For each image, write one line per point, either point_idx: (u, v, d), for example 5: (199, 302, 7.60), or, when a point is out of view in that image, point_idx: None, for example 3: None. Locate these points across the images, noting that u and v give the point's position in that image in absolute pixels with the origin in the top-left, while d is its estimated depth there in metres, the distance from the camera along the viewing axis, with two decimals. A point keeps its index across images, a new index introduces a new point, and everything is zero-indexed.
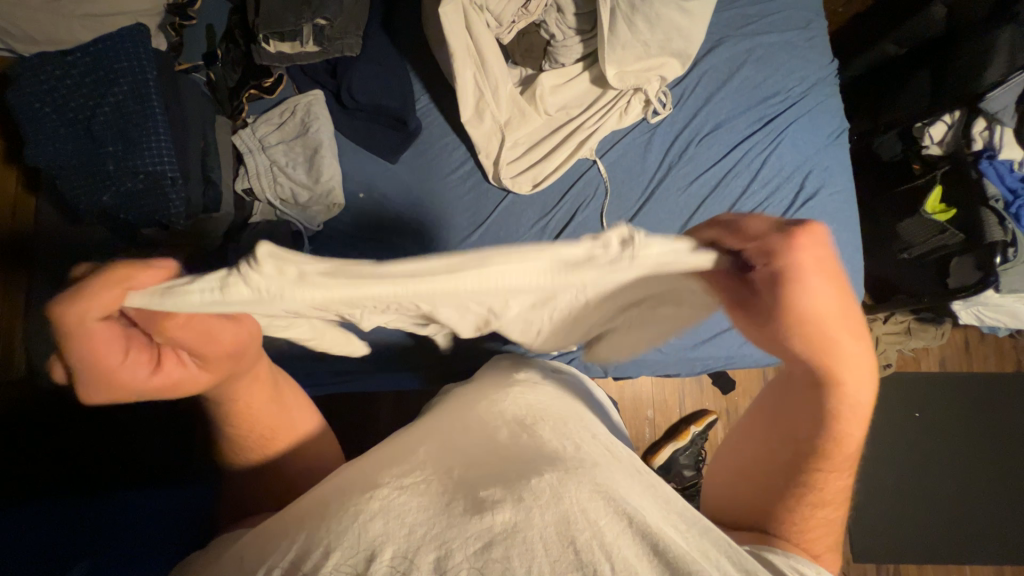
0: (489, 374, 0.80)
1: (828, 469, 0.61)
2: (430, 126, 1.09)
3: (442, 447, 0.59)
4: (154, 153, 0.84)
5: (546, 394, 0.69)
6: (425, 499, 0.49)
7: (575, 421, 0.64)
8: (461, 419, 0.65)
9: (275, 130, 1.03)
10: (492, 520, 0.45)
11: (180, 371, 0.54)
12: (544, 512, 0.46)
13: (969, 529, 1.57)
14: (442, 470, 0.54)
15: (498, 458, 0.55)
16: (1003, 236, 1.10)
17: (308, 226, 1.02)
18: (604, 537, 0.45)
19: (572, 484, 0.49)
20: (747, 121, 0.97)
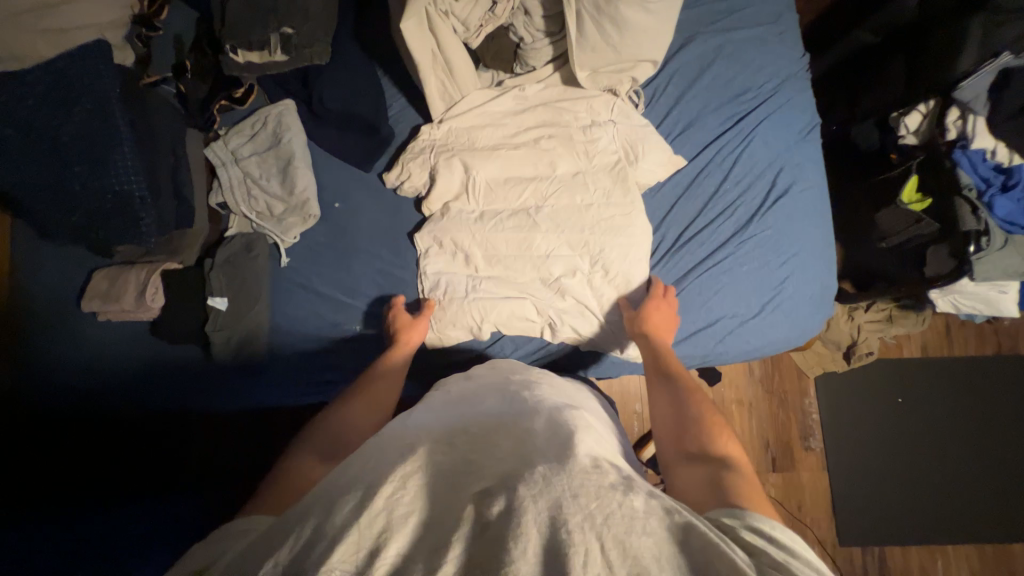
0: (483, 377, 0.80)
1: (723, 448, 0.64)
2: (403, 133, 1.08)
3: (445, 436, 0.58)
4: (120, 170, 0.84)
5: (546, 397, 0.71)
6: (430, 485, 0.50)
7: (574, 420, 0.65)
8: (462, 410, 0.66)
9: (247, 141, 1.03)
10: (488, 512, 0.46)
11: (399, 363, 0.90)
12: (535, 495, 0.47)
13: (952, 510, 1.60)
14: (446, 458, 0.54)
15: (494, 448, 0.57)
16: (975, 224, 1.11)
17: (285, 238, 1.02)
18: (595, 515, 0.45)
19: (565, 465, 0.51)
20: (718, 119, 0.97)
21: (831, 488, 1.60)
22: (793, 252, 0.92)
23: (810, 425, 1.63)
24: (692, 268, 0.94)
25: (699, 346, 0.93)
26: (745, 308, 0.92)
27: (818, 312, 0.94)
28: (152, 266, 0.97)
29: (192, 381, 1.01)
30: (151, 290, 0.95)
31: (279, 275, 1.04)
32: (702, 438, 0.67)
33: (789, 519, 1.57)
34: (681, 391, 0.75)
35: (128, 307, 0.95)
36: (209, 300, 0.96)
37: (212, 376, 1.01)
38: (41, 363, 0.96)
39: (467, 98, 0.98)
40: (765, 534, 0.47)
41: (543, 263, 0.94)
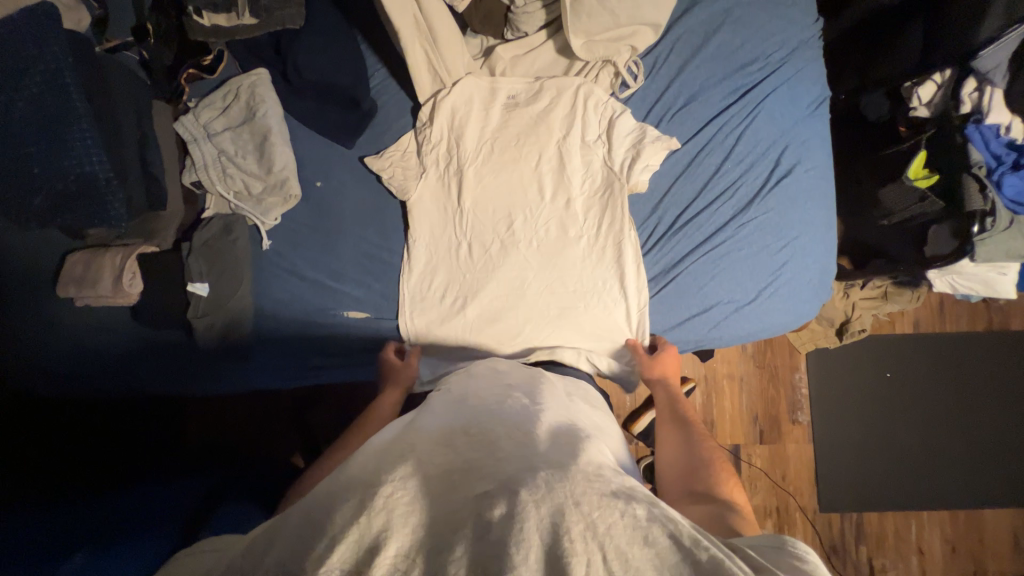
0: (479, 376, 0.78)
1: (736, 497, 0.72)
2: (387, 106, 1.02)
3: (446, 440, 0.57)
4: (81, 152, 0.79)
5: (544, 401, 0.70)
6: (429, 487, 0.49)
7: (571, 428, 0.64)
8: (461, 409, 0.65)
9: (219, 115, 0.96)
10: (490, 515, 0.44)
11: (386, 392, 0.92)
12: (537, 501, 0.46)
13: (931, 479, 1.65)
14: (446, 460, 0.53)
15: (496, 449, 0.54)
16: (982, 205, 1.09)
17: (264, 220, 0.98)
18: (597, 525, 0.45)
19: (568, 473, 0.50)
20: (722, 92, 0.90)
21: (816, 459, 1.65)
22: (794, 235, 0.89)
23: (799, 400, 1.66)
24: (689, 252, 0.91)
25: (691, 332, 0.93)
26: (741, 294, 0.90)
27: (815, 298, 0.92)
28: (126, 249, 0.92)
29: (179, 365, 0.99)
30: (129, 275, 0.91)
31: (262, 260, 1.00)
32: (712, 483, 0.75)
33: (774, 489, 1.62)
34: (694, 439, 0.84)
35: (104, 293, 0.90)
36: (190, 286, 0.93)
37: (197, 361, 0.99)
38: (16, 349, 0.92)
39: (456, 87, 0.93)
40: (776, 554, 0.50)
41: (525, 281, 0.94)
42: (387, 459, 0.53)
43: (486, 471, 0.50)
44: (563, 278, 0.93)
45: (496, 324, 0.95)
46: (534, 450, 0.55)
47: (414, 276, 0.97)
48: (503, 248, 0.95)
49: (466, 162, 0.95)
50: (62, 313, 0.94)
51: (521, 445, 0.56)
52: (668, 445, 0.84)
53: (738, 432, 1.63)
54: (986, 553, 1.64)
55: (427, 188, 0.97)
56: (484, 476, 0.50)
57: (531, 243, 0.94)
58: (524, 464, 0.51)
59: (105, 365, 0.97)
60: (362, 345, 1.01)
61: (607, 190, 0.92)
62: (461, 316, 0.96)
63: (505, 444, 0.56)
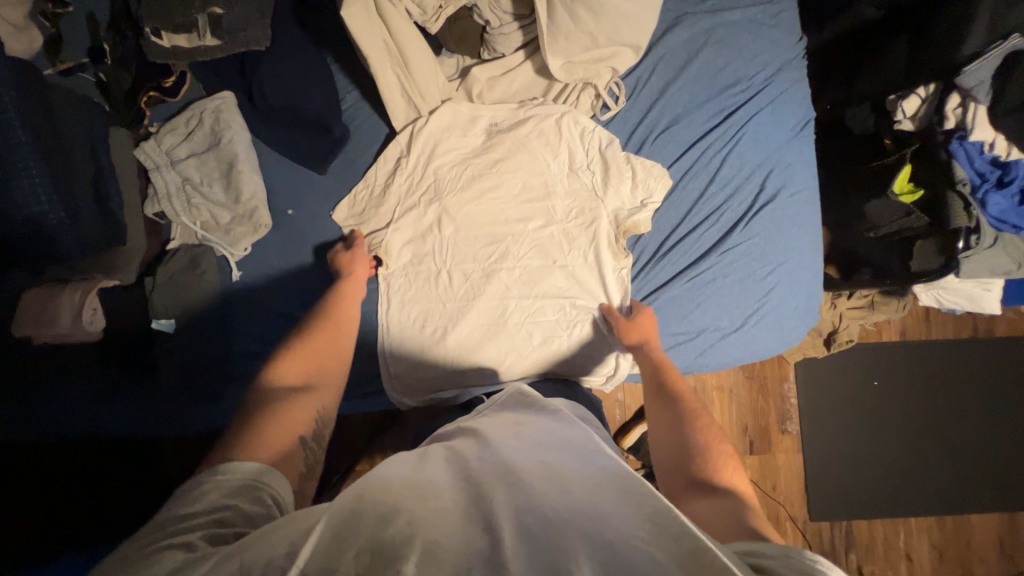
0: (490, 413, 0.74)
1: (729, 476, 0.69)
2: (359, 129, 0.97)
3: (455, 475, 0.54)
4: (29, 196, 0.75)
5: (550, 425, 0.67)
6: (440, 515, 0.46)
7: (582, 445, 0.61)
8: (469, 442, 0.62)
9: (182, 141, 0.91)
10: (503, 542, 0.42)
11: (348, 302, 0.86)
12: (544, 529, 0.44)
13: (916, 486, 1.66)
14: (456, 492, 0.50)
15: (511, 475, 0.51)
16: (967, 222, 1.08)
17: (233, 251, 0.93)
18: (609, 550, 0.42)
19: (580, 503, 0.48)
20: (705, 115, 0.88)
21: (805, 469, 1.65)
22: (779, 261, 0.87)
23: (788, 410, 1.66)
24: (673, 278, 0.89)
25: (677, 360, 0.90)
26: (728, 321, 0.88)
27: (802, 323, 0.90)
28: (87, 284, 0.85)
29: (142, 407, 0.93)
30: (90, 311, 0.84)
31: (232, 296, 0.95)
32: (709, 470, 0.70)
33: (764, 499, 1.63)
34: (682, 413, 0.77)
35: (63, 333, 0.83)
36: (156, 322, 0.92)
37: (162, 402, 0.94)
38: None
39: (433, 115, 0.90)
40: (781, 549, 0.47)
41: (505, 313, 0.92)
42: (376, 490, 0.50)
43: (494, 500, 0.48)
44: (544, 310, 0.91)
45: (477, 359, 0.92)
46: (542, 477, 0.52)
47: (392, 311, 0.93)
48: (484, 277, 0.92)
49: (445, 190, 0.92)
50: None
51: (533, 473, 0.53)
52: (657, 426, 0.78)
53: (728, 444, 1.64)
54: (972, 558, 1.65)
55: (405, 218, 0.93)
56: (494, 504, 0.47)
57: (513, 275, 0.91)
58: (530, 494, 0.49)
59: None
60: None
61: (591, 224, 0.89)
62: (442, 347, 0.93)
63: (514, 471, 0.52)
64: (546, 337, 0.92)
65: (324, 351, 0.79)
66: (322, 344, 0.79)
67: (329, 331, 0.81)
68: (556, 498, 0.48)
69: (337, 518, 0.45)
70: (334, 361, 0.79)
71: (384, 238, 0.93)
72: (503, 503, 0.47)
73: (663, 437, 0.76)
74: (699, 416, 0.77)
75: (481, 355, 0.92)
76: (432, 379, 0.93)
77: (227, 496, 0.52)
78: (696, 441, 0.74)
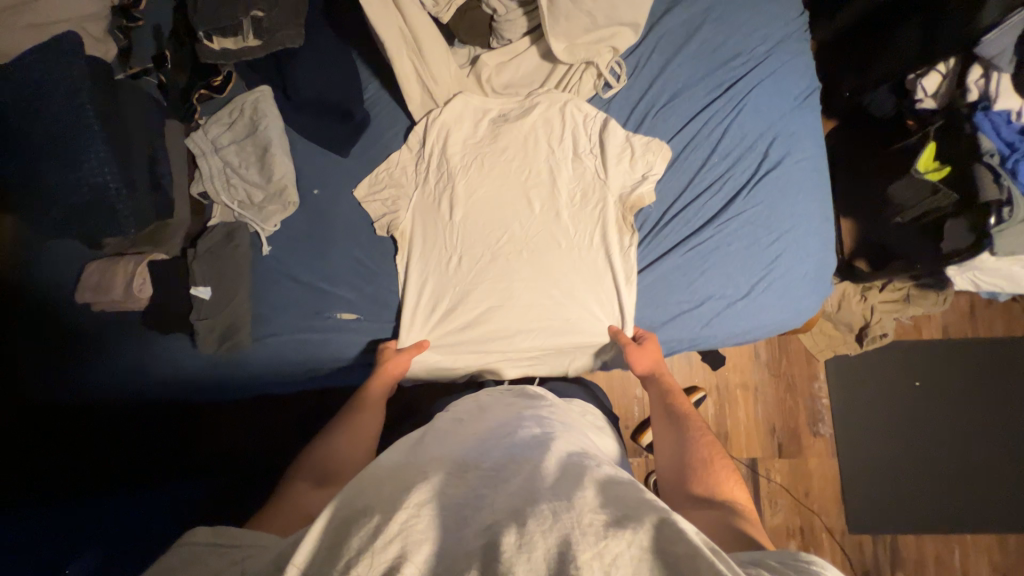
0: (493, 410, 0.79)
1: (727, 486, 0.75)
2: (380, 115, 1.06)
3: (458, 470, 0.59)
4: (94, 164, 0.86)
5: (551, 428, 0.72)
6: (443, 514, 0.51)
7: (578, 454, 0.65)
8: (473, 441, 0.68)
9: (225, 130, 1.02)
10: (502, 543, 0.47)
11: (385, 386, 0.91)
12: (545, 531, 0.48)
13: (972, 500, 1.51)
14: (458, 490, 0.55)
15: (509, 481, 0.56)
16: (998, 195, 1.02)
17: (264, 227, 1.02)
18: (605, 554, 0.46)
19: (575, 501, 0.51)
20: (705, 88, 0.90)
21: (842, 475, 1.54)
22: (786, 228, 0.86)
23: (820, 411, 1.57)
24: (675, 247, 0.89)
25: (682, 331, 0.90)
26: (733, 289, 0.87)
27: (813, 293, 0.89)
28: (138, 257, 0.98)
29: (173, 374, 1.05)
30: (138, 282, 0.96)
31: (262, 268, 1.03)
32: (709, 481, 0.77)
33: (796, 506, 1.53)
34: (686, 431, 0.85)
35: (116, 298, 0.97)
36: (192, 289, 0.96)
37: (187, 371, 1.04)
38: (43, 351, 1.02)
39: (446, 108, 0.97)
40: (779, 555, 0.53)
41: (511, 286, 0.94)
42: (389, 482, 0.55)
43: (492, 510, 0.52)
44: (548, 279, 0.93)
45: (484, 329, 0.95)
46: (542, 479, 0.56)
47: (406, 284, 0.98)
48: (493, 248, 0.95)
49: (455, 169, 0.98)
50: (85, 310, 1.04)
51: (529, 475, 0.57)
52: (663, 442, 0.85)
53: (754, 446, 1.56)
54: None
55: (421, 200, 1.00)
56: (493, 509, 0.52)
57: (521, 251, 0.94)
58: (526, 497, 0.53)
59: (109, 371, 1.04)
60: (354, 348, 1.01)
61: (598, 205, 0.92)
62: (451, 316, 0.96)
63: (511, 479, 0.57)
64: (551, 307, 0.93)
65: (359, 425, 0.85)
66: (362, 427, 0.84)
67: (367, 410, 0.87)
68: (549, 494, 0.53)
69: (351, 511, 0.50)
70: (366, 442, 0.83)
71: (399, 212, 0.99)
72: (502, 508, 0.52)
73: (666, 452, 0.84)
74: (701, 433, 0.85)
75: (489, 326, 0.95)
76: (441, 349, 0.96)
77: (220, 537, 0.60)
78: (699, 455, 0.81)
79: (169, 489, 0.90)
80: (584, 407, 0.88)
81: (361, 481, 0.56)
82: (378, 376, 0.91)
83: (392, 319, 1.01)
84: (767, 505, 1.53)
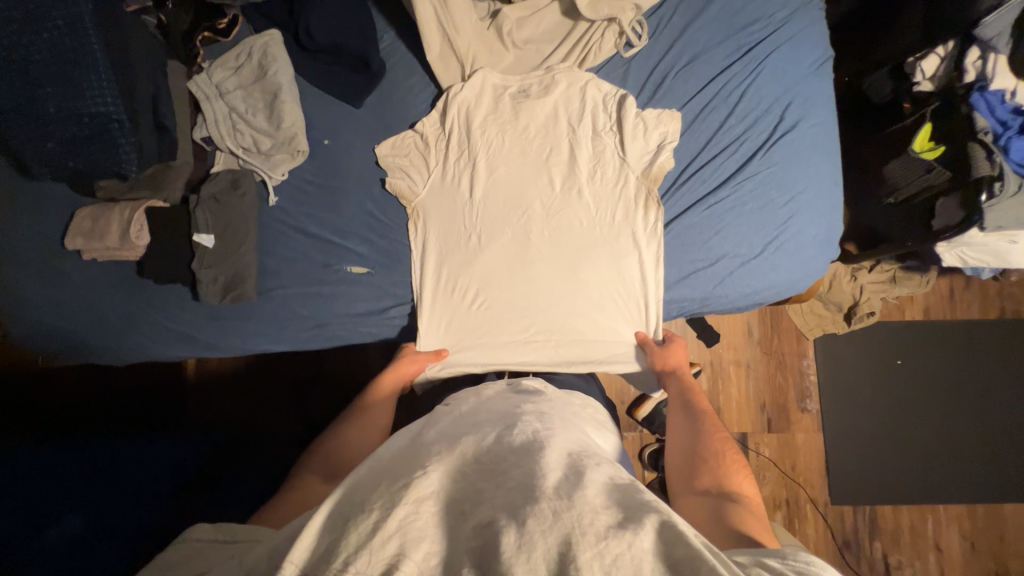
0: (493, 403, 0.73)
1: (738, 481, 0.70)
2: (395, 67, 1.03)
3: (457, 461, 0.54)
4: (94, 92, 0.81)
5: (553, 423, 0.66)
6: (442, 512, 0.48)
7: (581, 451, 0.59)
8: (474, 429, 0.62)
9: (232, 75, 0.98)
10: (501, 543, 0.43)
11: (394, 384, 0.89)
12: (546, 532, 0.44)
13: (944, 473, 1.60)
14: (457, 485, 0.51)
15: (506, 477, 0.51)
16: (989, 170, 1.07)
17: (272, 175, 0.98)
18: (605, 554, 0.42)
19: (575, 499, 0.47)
20: (725, 51, 0.93)
21: (827, 450, 1.60)
22: (799, 189, 0.91)
23: (808, 387, 1.63)
24: (693, 206, 0.92)
25: (695, 289, 0.93)
26: (747, 248, 0.91)
27: (821, 254, 0.93)
28: (135, 203, 0.94)
29: (169, 333, 1.01)
30: (136, 227, 0.92)
31: (268, 220, 1.00)
32: (719, 473, 0.72)
33: (783, 479, 1.58)
34: (700, 423, 0.81)
35: (112, 246, 0.93)
36: (195, 236, 0.92)
37: (181, 328, 1.00)
38: (33, 301, 0.98)
39: (468, 85, 0.98)
40: (776, 554, 0.50)
41: (530, 244, 0.95)
42: (389, 476, 0.51)
43: (490, 506, 0.47)
44: (566, 237, 0.94)
45: (500, 283, 0.96)
46: (540, 475, 0.50)
47: (424, 238, 0.98)
48: (512, 204, 0.96)
49: (473, 123, 0.98)
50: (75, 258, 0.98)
51: (527, 470, 0.51)
52: (674, 433, 0.82)
53: (745, 421, 1.60)
54: (1006, 551, 1.57)
55: (441, 158, 0.99)
56: (488, 510, 0.47)
57: (539, 208, 0.95)
58: (523, 495, 0.48)
59: (103, 323, 1.00)
60: (364, 305, 0.99)
61: (620, 182, 0.94)
62: (470, 268, 0.96)
63: (509, 475, 0.51)
64: (567, 264, 0.94)
65: (365, 418, 0.83)
66: (369, 423, 0.82)
67: (376, 408, 0.85)
68: (546, 492, 0.48)
69: (346, 510, 0.47)
70: (373, 437, 0.81)
71: (416, 166, 0.99)
72: (494, 509, 0.47)
73: (676, 444, 0.80)
74: (716, 429, 0.80)
75: (505, 281, 0.96)
76: (458, 307, 0.97)
77: (219, 533, 0.56)
78: (711, 449, 0.76)
79: (162, 462, 0.91)
80: (582, 402, 0.83)
81: (357, 475, 0.52)
82: (390, 375, 0.90)
83: (403, 276, 0.99)
84: (756, 478, 1.58)
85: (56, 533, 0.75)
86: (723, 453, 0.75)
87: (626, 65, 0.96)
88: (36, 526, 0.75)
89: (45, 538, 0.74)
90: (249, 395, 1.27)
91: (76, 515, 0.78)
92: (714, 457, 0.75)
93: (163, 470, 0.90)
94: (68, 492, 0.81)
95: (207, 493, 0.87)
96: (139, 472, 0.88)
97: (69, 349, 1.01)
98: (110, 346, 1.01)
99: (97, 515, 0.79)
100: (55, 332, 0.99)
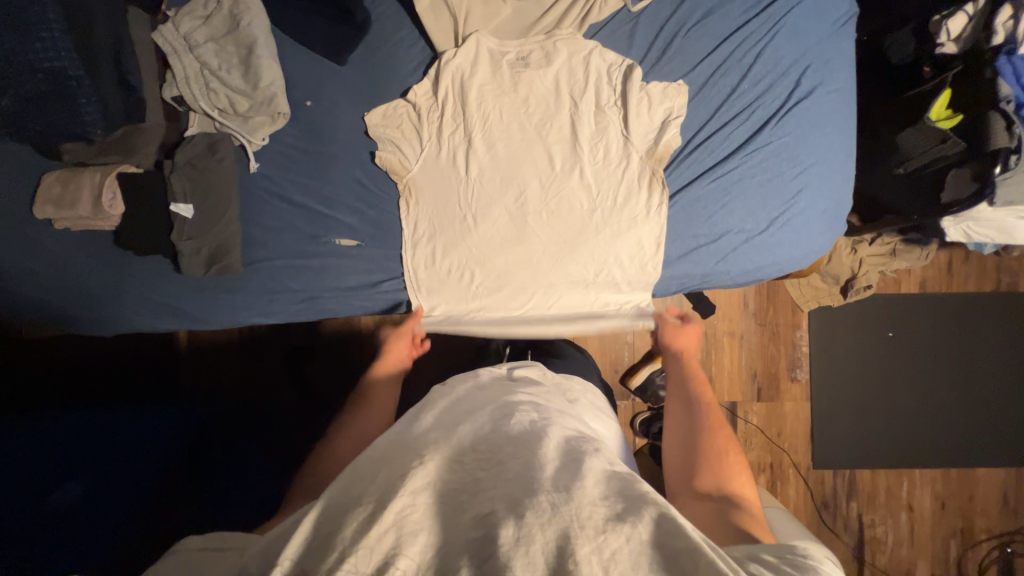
0: (493, 389, 0.73)
1: (738, 484, 0.68)
2: (382, 18, 0.94)
3: (454, 450, 0.54)
4: (47, 46, 0.74)
5: (552, 413, 0.65)
6: (441, 504, 0.47)
7: (578, 437, 0.59)
8: (469, 420, 0.61)
9: (201, 26, 0.88)
10: (500, 535, 0.43)
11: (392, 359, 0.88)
12: (544, 524, 0.44)
13: (923, 439, 1.65)
14: (452, 477, 0.50)
15: (504, 468, 0.51)
16: (1008, 142, 1.04)
17: (251, 139, 0.92)
18: (603, 548, 0.42)
19: (572, 493, 0.47)
20: (742, 6, 0.86)
21: (813, 418, 1.64)
22: (810, 161, 0.87)
23: (800, 357, 1.64)
24: (699, 177, 0.88)
25: (697, 265, 0.91)
26: (753, 223, 0.88)
27: (828, 229, 0.90)
28: (106, 168, 0.88)
29: (155, 306, 0.98)
30: (108, 196, 0.87)
31: (250, 188, 0.94)
32: (720, 472, 0.69)
33: (769, 445, 1.63)
34: (703, 413, 0.78)
35: (84, 214, 0.87)
36: (173, 207, 0.87)
37: (167, 300, 0.97)
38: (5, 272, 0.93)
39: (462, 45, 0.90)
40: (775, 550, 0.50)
41: (527, 216, 0.91)
42: (385, 467, 0.50)
43: (490, 498, 0.47)
44: (566, 208, 0.90)
45: (495, 257, 0.92)
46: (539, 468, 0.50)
47: (416, 209, 0.93)
48: (510, 174, 0.91)
49: (468, 84, 0.91)
50: (45, 226, 0.93)
51: (524, 463, 0.51)
52: (675, 421, 0.78)
53: (736, 390, 1.63)
54: (974, 511, 1.66)
55: (434, 122, 0.93)
56: (488, 501, 0.47)
57: (537, 178, 0.91)
58: (521, 486, 0.48)
59: (83, 294, 0.96)
60: (355, 278, 0.96)
61: (624, 148, 0.89)
62: (465, 241, 0.93)
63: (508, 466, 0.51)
64: (567, 235, 0.91)
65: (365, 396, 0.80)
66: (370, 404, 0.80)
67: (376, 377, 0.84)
68: (546, 484, 0.48)
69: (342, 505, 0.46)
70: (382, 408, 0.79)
71: (406, 131, 0.93)
72: (493, 502, 0.47)
73: (676, 433, 0.77)
74: (719, 419, 0.77)
75: (501, 255, 0.92)
76: (453, 282, 0.94)
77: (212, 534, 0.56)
78: (711, 443, 0.73)
79: (155, 429, 0.91)
80: (577, 387, 0.83)
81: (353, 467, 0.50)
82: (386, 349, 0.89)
83: (394, 249, 0.95)
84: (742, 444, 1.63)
85: (62, 498, 0.77)
86: (724, 450, 0.72)
87: (634, 20, 0.88)
88: (39, 492, 0.77)
89: (51, 501, 0.76)
90: (242, 366, 1.26)
91: (80, 480, 0.80)
92: (714, 452, 0.72)
93: (159, 441, 0.90)
94: (69, 460, 0.82)
95: (203, 467, 0.88)
96: (133, 441, 0.88)
97: (50, 320, 0.98)
98: (94, 319, 0.98)
99: (97, 481, 0.81)
100: (34, 304, 0.96)
